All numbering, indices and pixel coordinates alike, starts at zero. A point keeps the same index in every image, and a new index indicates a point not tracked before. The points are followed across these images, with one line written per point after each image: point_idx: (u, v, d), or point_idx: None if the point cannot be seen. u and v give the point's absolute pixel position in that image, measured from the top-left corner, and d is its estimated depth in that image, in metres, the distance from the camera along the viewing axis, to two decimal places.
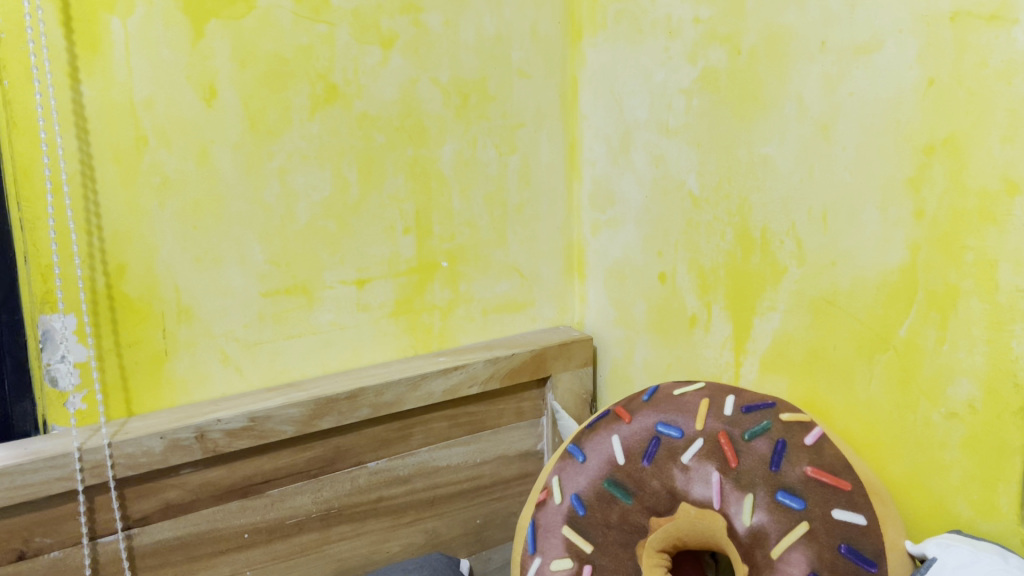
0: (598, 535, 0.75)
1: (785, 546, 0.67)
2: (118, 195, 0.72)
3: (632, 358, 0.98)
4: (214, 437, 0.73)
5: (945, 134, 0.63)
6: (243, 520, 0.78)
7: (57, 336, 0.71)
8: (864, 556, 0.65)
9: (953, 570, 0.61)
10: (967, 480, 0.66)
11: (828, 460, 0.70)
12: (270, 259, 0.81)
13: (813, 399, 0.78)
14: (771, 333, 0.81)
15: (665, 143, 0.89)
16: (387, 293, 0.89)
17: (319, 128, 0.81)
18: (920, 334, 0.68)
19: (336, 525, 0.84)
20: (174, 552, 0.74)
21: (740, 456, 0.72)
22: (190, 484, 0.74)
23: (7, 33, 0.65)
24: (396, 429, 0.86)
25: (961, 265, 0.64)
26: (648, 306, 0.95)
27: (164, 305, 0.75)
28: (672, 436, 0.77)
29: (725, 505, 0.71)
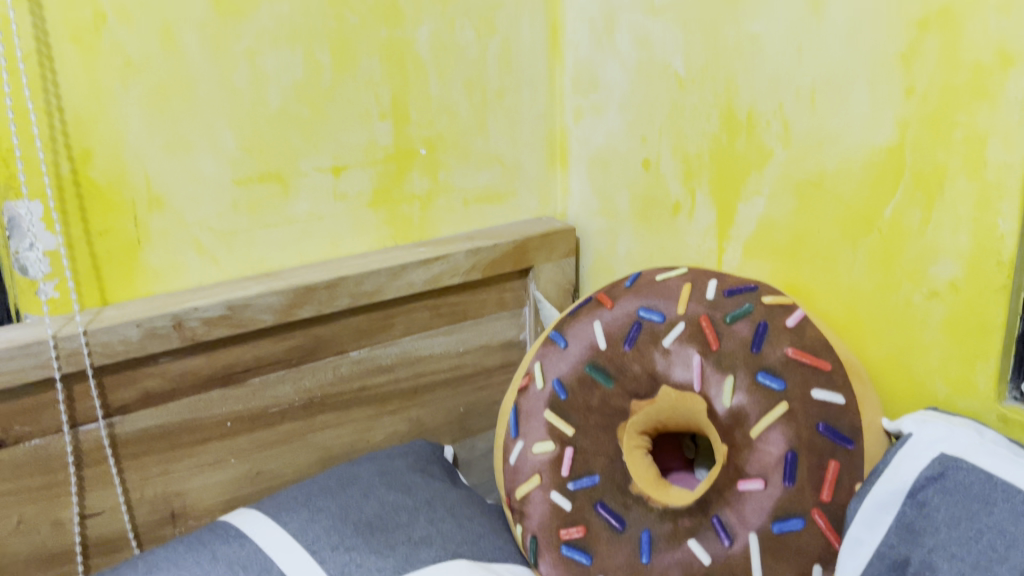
0: (579, 418, 0.77)
1: (763, 427, 0.68)
2: (79, 76, 0.68)
3: (615, 248, 0.97)
4: (192, 325, 0.73)
5: (940, 6, 0.61)
6: (225, 409, 0.78)
7: (23, 223, 0.69)
8: (841, 435, 0.66)
9: (928, 444, 0.62)
10: (946, 359, 0.67)
11: (809, 341, 0.70)
12: (243, 146, 0.78)
13: (796, 282, 0.78)
14: (755, 218, 0.80)
15: (650, 24, 0.86)
16: (365, 183, 0.87)
17: (288, 6, 0.77)
18: (905, 216, 0.67)
19: (319, 414, 0.84)
20: (158, 440, 0.75)
21: (722, 338, 0.72)
22: (170, 373, 0.74)
23: None
24: (377, 319, 0.86)
25: (951, 143, 0.63)
26: (632, 195, 0.93)
27: (134, 193, 0.73)
28: (654, 320, 0.76)
29: (706, 388, 0.72)
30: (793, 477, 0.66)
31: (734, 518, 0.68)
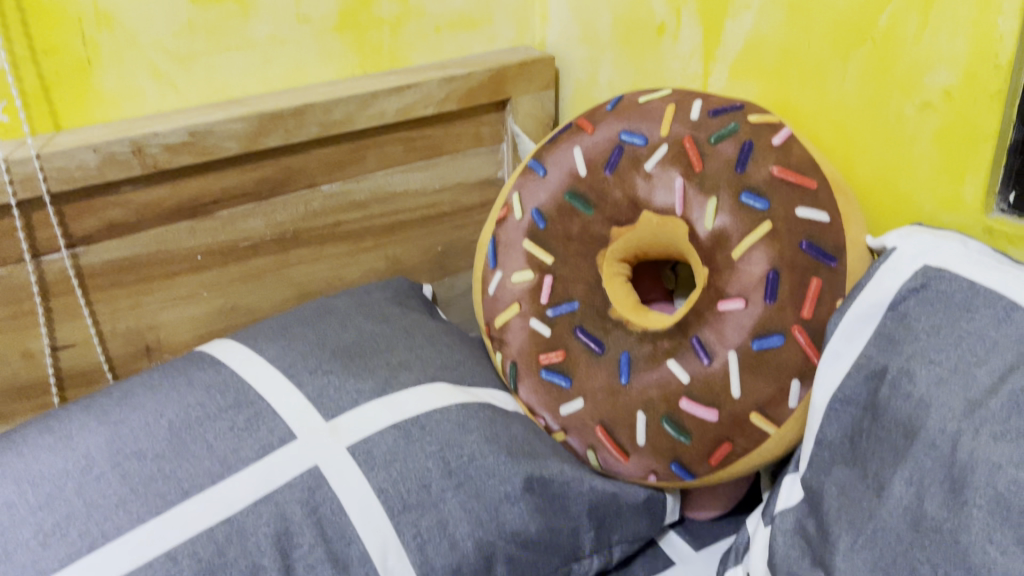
0: (559, 247, 0.75)
1: (746, 247, 0.66)
2: None
3: (596, 78, 0.93)
4: (153, 153, 0.69)
5: None
6: (194, 242, 0.75)
7: None
8: (825, 253, 0.65)
9: (912, 257, 0.62)
10: (934, 174, 0.65)
11: (795, 161, 0.68)
12: None
13: (784, 102, 0.75)
14: (743, 36, 0.76)
15: None
16: (330, 4, 0.81)
17: None
18: (901, 22, 0.64)
19: (293, 250, 0.82)
20: (125, 273, 0.73)
21: (705, 160, 0.69)
22: (134, 204, 0.71)
23: None
24: (349, 151, 0.82)
25: None
26: (614, 19, 0.88)
27: (80, 9, 0.68)
28: (636, 144, 0.73)
29: (688, 211, 0.70)
30: (775, 294, 0.65)
31: (713, 337, 0.67)
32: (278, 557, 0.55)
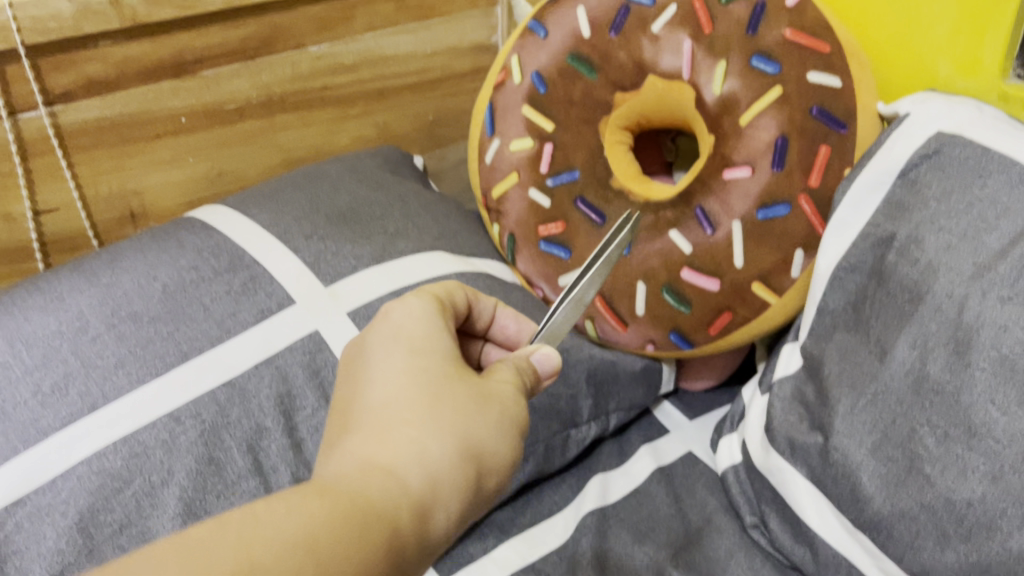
0: (560, 112, 0.72)
1: (755, 113, 0.64)
2: None
3: None
4: (131, 4, 0.65)
5: None
6: (177, 103, 0.72)
7: None
8: (834, 119, 0.62)
9: (925, 123, 0.59)
10: (954, 33, 0.61)
11: (809, 22, 0.64)
12: None
13: None
14: None
15: None
16: None
17: None
18: None
19: (280, 114, 0.78)
20: (106, 135, 0.69)
21: (716, 21, 0.66)
22: (111, 59, 0.67)
23: None
24: (337, 9, 0.77)
25: None
26: None
27: None
28: (643, 4, 0.69)
29: (695, 75, 0.67)
30: (782, 161, 0.63)
31: (717, 207, 0.66)
32: (281, 418, 0.55)
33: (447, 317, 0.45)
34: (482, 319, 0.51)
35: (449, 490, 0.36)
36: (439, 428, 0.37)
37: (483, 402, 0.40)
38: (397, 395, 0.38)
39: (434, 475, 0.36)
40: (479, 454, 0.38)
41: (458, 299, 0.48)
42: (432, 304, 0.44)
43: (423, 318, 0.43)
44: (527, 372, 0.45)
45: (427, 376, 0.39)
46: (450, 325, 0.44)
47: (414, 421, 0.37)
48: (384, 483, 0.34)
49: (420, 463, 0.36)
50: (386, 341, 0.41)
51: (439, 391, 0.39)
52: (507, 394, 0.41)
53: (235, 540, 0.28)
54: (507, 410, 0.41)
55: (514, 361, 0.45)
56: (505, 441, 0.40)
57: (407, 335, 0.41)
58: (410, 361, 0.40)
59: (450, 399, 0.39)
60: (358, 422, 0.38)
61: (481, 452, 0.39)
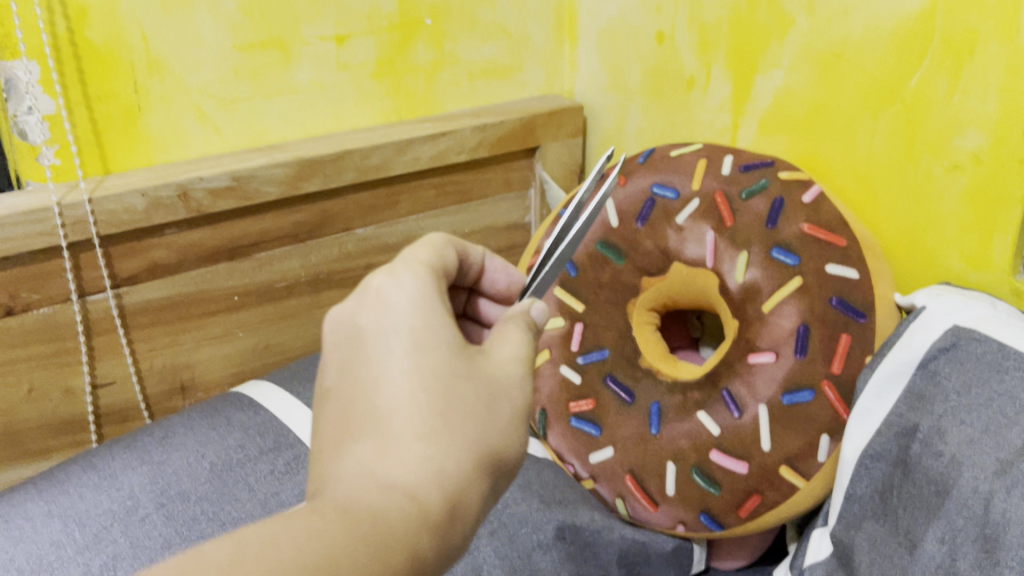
0: (589, 295, 0.77)
1: (777, 301, 0.67)
2: None
3: (624, 127, 0.93)
4: (198, 197, 0.71)
5: None
6: (232, 283, 0.77)
7: (21, 86, 0.66)
8: (853, 309, 0.65)
9: (941, 316, 0.61)
10: (963, 231, 0.65)
11: (825, 217, 0.68)
12: (243, 8, 0.74)
13: (813, 158, 0.75)
14: (773, 92, 0.76)
15: None
16: (368, 52, 0.83)
17: None
18: (930, 86, 0.64)
19: (326, 290, 0.83)
20: (165, 313, 0.74)
21: (737, 215, 0.71)
22: (176, 245, 0.72)
23: None
24: (383, 196, 0.83)
25: (985, 8, 0.59)
26: (644, 69, 0.89)
27: (133, 55, 0.70)
28: (668, 197, 0.75)
29: (719, 264, 0.71)
30: (805, 349, 0.66)
31: (744, 390, 0.68)
32: None
33: (441, 285, 0.41)
34: (472, 270, 0.49)
35: (467, 506, 0.37)
36: (452, 445, 0.36)
37: (493, 403, 0.39)
38: (403, 401, 0.36)
39: (452, 494, 0.36)
40: (491, 458, 0.38)
41: (449, 258, 0.45)
42: (427, 276, 0.41)
43: (419, 299, 0.39)
44: (530, 336, 0.43)
45: (433, 376, 0.37)
46: (445, 298, 0.41)
47: (427, 436, 0.36)
48: (405, 509, 0.34)
49: (438, 483, 0.35)
50: (383, 330, 0.39)
51: (447, 390, 0.37)
52: (513, 381, 0.40)
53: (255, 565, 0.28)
54: (513, 401, 0.40)
55: (516, 325, 0.43)
56: (516, 436, 0.40)
57: (406, 324, 0.38)
58: (413, 359, 0.38)
59: (460, 405, 0.37)
60: (364, 431, 0.36)
61: (492, 458, 0.38)
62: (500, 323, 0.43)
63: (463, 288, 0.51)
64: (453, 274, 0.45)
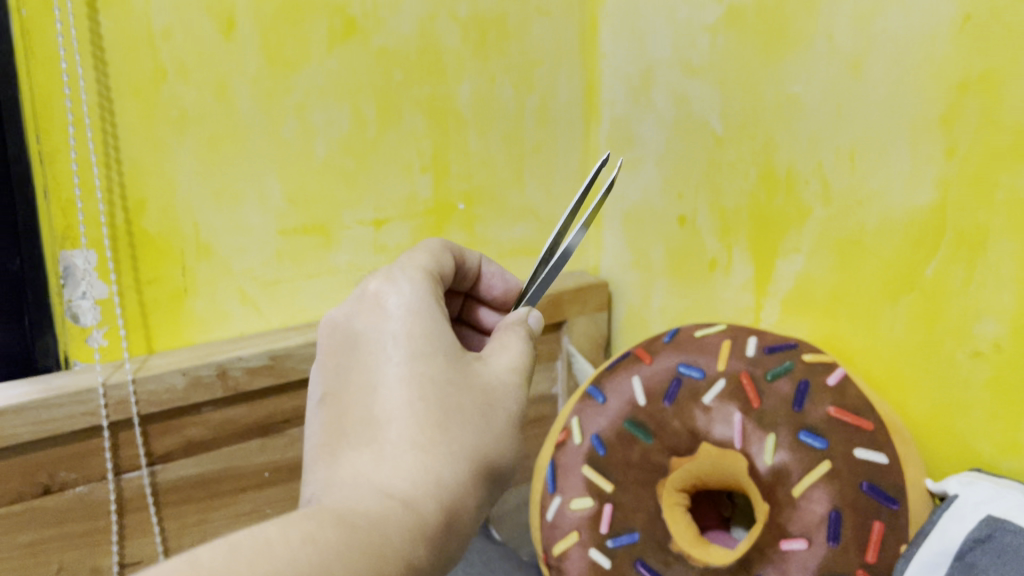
0: (618, 474, 0.76)
1: (806, 485, 0.67)
2: (137, 129, 0.70)
3: (649, 302, 0.96)
4: (235, 375, 0.73)
5: (980, 70, 0.61)
6: (263, 458, 0.78)
7: (78, 272, 0.70)
8: (885, 494, 0.65)
9: (974, 506, 0.60)
10: (989, 419, 0.65)
11: (851, 400, 0.69)
12: (289, 197, 0.79)
13: (836, 340, 0.77)
14: (793, 276, 0.79)
15: (687, 83, 0.86)
16: (405, 235, 0.87)
17: (337, 63, 0.79)
18: (947, 275, 0.66)
19: None
20: (196, 489, 0.75)
21: (763, 396, 0.72)
22: (211, 422, 0.74)
23: (30, 8, 0.64)
24: None
25: (992, 204, 0.62)
26: (667, 250, 0.93)
27: (183, 241, 0.74)
28: (694, 377, 0.76)
29: (747, 446, 0.71)
30: (837, 536, 0.64)
31: None
32: None
33: (436, 295, 0.52)
34: (469, 273, 0.64)
35: (458, 506, 0.44)
36: (445, 449, 0.44)
37: (487, 409, 0.47)
38: (402, 403, 0.45)
39: (441, 491, 0.43)
40: (482, 465, 0.46)
41: (441, 261, 0.58)
42: (419, 289, 0.51)
43: (415, 309, 0.50)
44: (526, 343, 0.53)
45: (428, 376, 0.46)
46: (441, 306, 0.51)
47: (421, 441, 0.44)
48: (397, 508, 0.41)
49: (433, 483, 0.43)
50: (380, 338, 0.48)
51: (444, 385, 0.47)
52: (508, 386, 0.49)
53: (247, 566, 0.33)
54: (509, 408, 0.48)
55: (514, 329, 0.54)
56: (507, 445, 0.48)
57: (403, 334, 0.48)
58: (410, 366, 0.47)
59: (456, 409, 0.46)
60: (365, 432, 0.45)
61: (481, 460, 0.46)
62: (499, 331, 0.54)
63: (461, 293, 0.67)
64: (446, 276, 0.58)
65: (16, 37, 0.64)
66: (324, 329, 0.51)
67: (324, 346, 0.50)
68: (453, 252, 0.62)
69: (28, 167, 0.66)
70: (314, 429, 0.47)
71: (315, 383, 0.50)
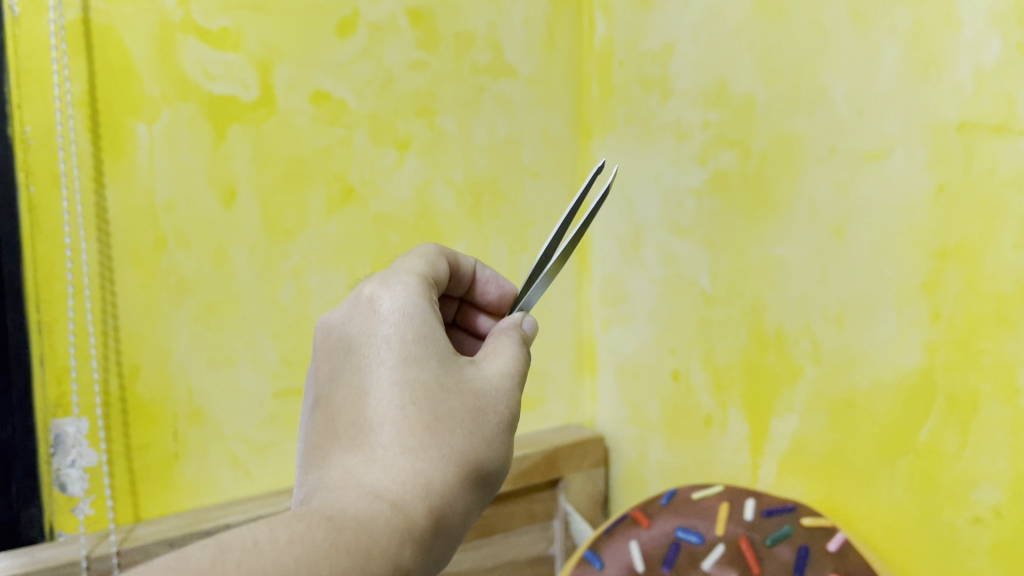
0: None
1: None
2: (136, 296, 0.71)
3: (646, 458, 0.95)
4: None
5: (956, 240, 0.63)
6: None
7: (68, 440, 0.69)
8: None
9: None
10: None
11: (853, 567, 0.67)
12: (283, 359, 0.80)
13: (834, 502, 0.75)
14: (789, 435, 0.79)
15: (676, 242, 0.89)
16: None
17: (335, 228, 0.81)
18: (941, 438, 0.66)
19: None
20: None
21: (762, 562, 0.70)
22: None
23: (37, 185, 0.67)
24: None
25: (980, 368, 0.62)
26: (662, 405, 0.93)
27: (176, 406, 0.74)
28: (692, 541, 0.75)
29: None
30: None
31: None
32: None
33: (429, 298, 0.53)
34: (465, 277, 0.66)
35: (446, 507, 0.44)
36: (435, 451, 0.45)
37: (478, 415, 0.48)
38: (393, 406, 0.46)
39: (431, 494, 0.44)
40: (472, 469, 0.46)
41: (435, 266, 0.59)
42: (414, 293, 0.53)
43: (408, 314, 0.51)
44: (518, 348, 0.54)
45: (421, 378, 0.48)
46: (433, 310, 0.52)
47: (412, 445, 0.45)
48: (386, 510, 0.41)
49: (423, 488, 0.44)
50: (374, 341, 0.50)
51: (435, 388, 0.47)
52: (501, 390, 0.50)
53: (233, 567, 0.34)
54: (499, 413, 0.49)
55: (508, 335, 0.55)
56: (496, 448, 0.48)
57: (396, 335, 0.50)
58: (403, 367, 0.48)
59: (446, 411, 0.47)
60: (358, 433, 0.46)
61: (472, 463, 0.46)
62: (493, 336, 0.55)
63: (455, 299, 0.70)
64: (442, 281, 0.59)
65: (22, 213, 0.67)
66: (321, 335, 0.52)
67: (320, 351, 0.52)
68: (448, 255, 0.64)
69: (26, 338, 0.67)
70: (309, 434, 0.49)
71: (311, 389, 0.51)
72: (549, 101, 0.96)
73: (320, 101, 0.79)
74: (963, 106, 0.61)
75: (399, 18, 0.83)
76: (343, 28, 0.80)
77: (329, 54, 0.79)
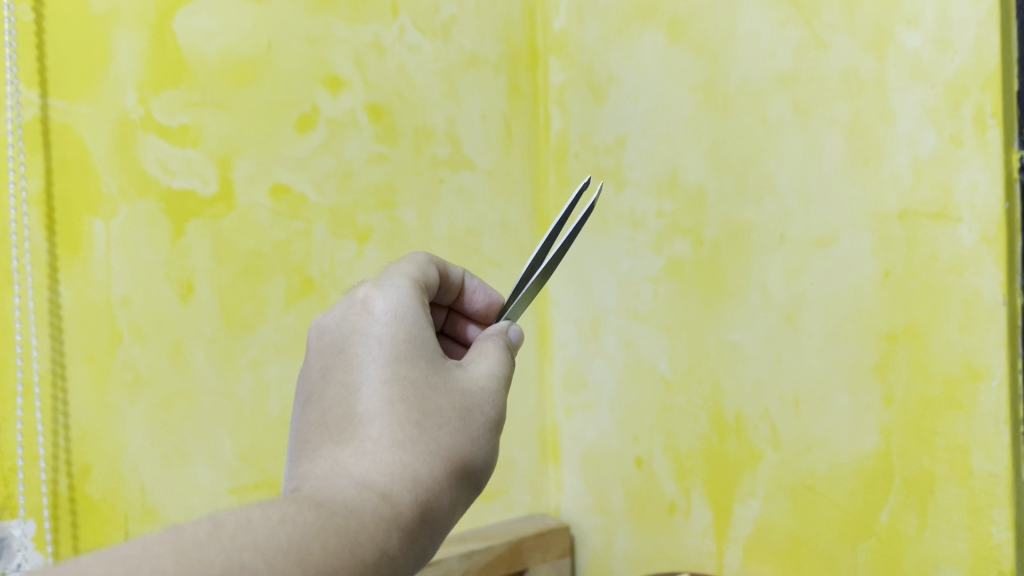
0: None
1: None
2: (89, 393, 0.70)
3: (612, 547, 0.94)
4: None
5: (904, 323, 0.64)
6: None
7: (13, 543, 0.67)
8: None
9: None
10: None
11: None
12: (240, 454, 0.78)
13: None
14: (752, 520, 0.78)
15: (635, 328, 0.90)
16: None
17: (293, 320, 0.81)
18: (901, 521, 0.66)
19: None
20: None
21: None
22: None
23: None
24: None
25: (934, 450, 0.63)
26: (627, 493, 0.92)
27: (128, 506, 0.72)
28: None
29: None
30: None
31: None
32: None
33: (422, 300, 0.52)
34: (454, 285, 0.64)
35: (434, 502, 0.43)
36: (424, 447, 0.44)
37: (466, 416, 0.47)
38: (383, 401, 0.45)
39: (419, 489, 0.42)
40: (459, 467, 0.45)
41: (427, 271, 0.57)
42: (408, 294, 0.51)
43: (401, 313, 0.49)
44: (504, 354, 0.53)
45: (411, 376, 0.47)
46: (425, 312, 0.51)
47: (400, 440, 0.44)
48: (374, 504, 0.40)
49: (411, 484, 0.42)
50: (366, 338, 0.48)
51: (424, 388, 0.46)
52: (489, 393, 0.49)
53: (229, 544, 0.35)
54: (486, 414, 0.48)
55: (495, 341, 0.54)
56: (483, 449, 0.47)
57: (388, 334, 0.48)
58: (394, 365, 0.47)
59: (434, 409, 0.46)
60: (348, 425, 0.45)
61: (460, 462, 0.45)
62: (480, 341, 0.54)
63: (443, 306, 0.68)
64: (434, 283, 0.58)
65: None
66: (314, 331, 0.51)
67: (311, 346, 0.50)
68: (437, 262, 0.62)
69: None
70: (296, 428, 0.47)
71: (300, 384, 0.49)
72: (507, 192, 0.98)
73: (279, 196, 0.80)
74: (903, 196, 0.64)
75: (358, 113, 0.85)
76: (303, 123, 0.82)
77: (288, 149, 0.81)
